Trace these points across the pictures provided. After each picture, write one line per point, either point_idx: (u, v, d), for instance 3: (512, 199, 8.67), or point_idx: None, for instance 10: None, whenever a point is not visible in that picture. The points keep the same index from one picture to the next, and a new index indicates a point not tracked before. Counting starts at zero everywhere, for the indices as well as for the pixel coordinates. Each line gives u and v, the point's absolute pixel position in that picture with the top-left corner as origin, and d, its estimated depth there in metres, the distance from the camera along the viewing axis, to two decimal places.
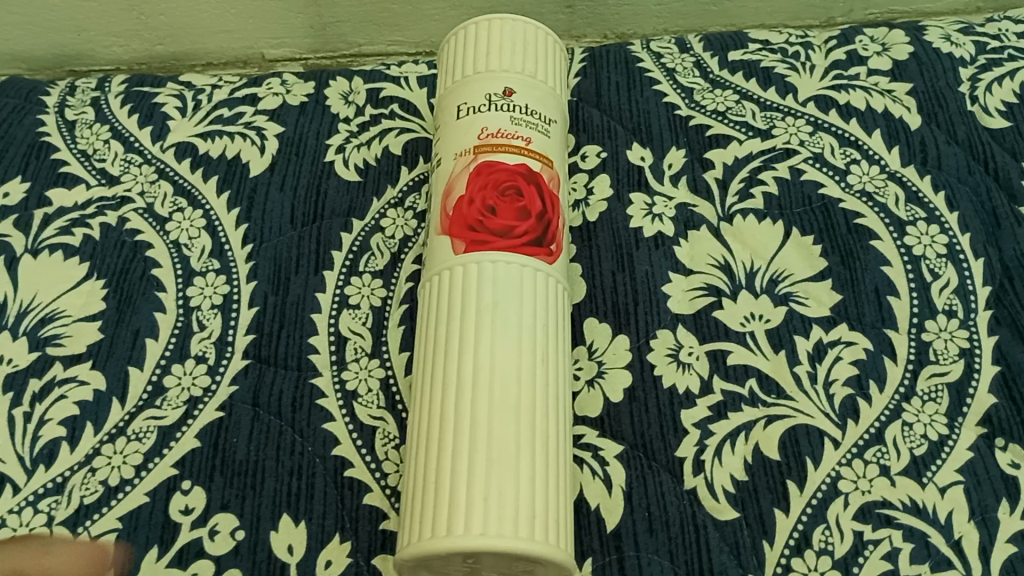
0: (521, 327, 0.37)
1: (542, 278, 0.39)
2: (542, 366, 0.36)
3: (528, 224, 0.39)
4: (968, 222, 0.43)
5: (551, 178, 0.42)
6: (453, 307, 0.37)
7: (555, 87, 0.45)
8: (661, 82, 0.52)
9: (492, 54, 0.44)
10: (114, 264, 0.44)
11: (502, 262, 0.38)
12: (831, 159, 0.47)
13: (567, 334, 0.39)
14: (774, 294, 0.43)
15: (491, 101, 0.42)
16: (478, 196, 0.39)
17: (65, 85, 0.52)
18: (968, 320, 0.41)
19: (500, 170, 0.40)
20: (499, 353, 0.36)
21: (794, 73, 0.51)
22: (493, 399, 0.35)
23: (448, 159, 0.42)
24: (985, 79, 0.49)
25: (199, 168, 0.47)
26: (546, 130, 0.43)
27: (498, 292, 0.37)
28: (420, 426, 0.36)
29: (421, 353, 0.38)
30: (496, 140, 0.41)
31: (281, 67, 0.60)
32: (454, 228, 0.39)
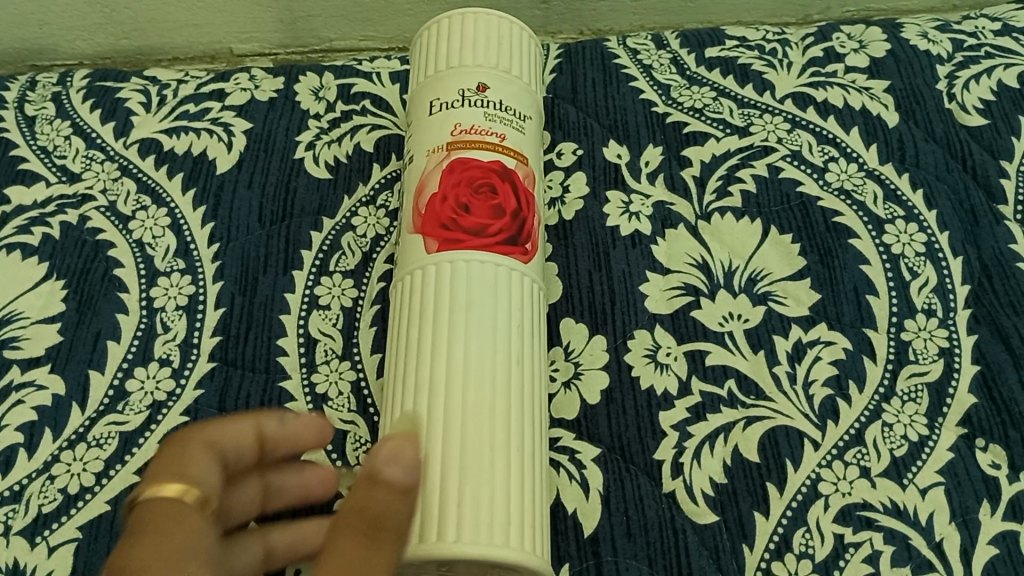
0: (496, 328, 0.36)
1: (517, 278, 0.38)
2: (518, 367, 0.36)
3: (503, 223, 0.38)
4: (947, 220, 0.43)
5: (526, 175, 0.41)
6: (425, 307, 0.36)
7: (530, 83, 0.44)
8: (638, 78, 0.51)
9: (466, 48, 0.43)
10: (74, 264, 0.42)
11: (477, 262, 0.37)
12: (809, 157, 0.46)
13: (543, 335, 0.38)
14: (753, 293, 0.42)
15: (465, 96, 0.41)
16: (451, 194, 0.39)
17: (25, 79, 0.50)
18: (947, 319, 0.40)
19: (475, 167, 0.39)
20: (472, 355, 0.35)
21: (771, 70, 0.50)
22: (467, 402, 0.34)
23: (421, 156, 0.41)
24: (962, 76, 0.49)
25: (164, 165, 0.46)
26: (521, 127, 0.42)
27: (472, 292, 0.36)
28: (389, 432, 0.35)
29: (392, 354, 0.37)
30: (470, 136, 0.40)
31: (250, 62, 0.59)
32: (427, 226, 0.38)
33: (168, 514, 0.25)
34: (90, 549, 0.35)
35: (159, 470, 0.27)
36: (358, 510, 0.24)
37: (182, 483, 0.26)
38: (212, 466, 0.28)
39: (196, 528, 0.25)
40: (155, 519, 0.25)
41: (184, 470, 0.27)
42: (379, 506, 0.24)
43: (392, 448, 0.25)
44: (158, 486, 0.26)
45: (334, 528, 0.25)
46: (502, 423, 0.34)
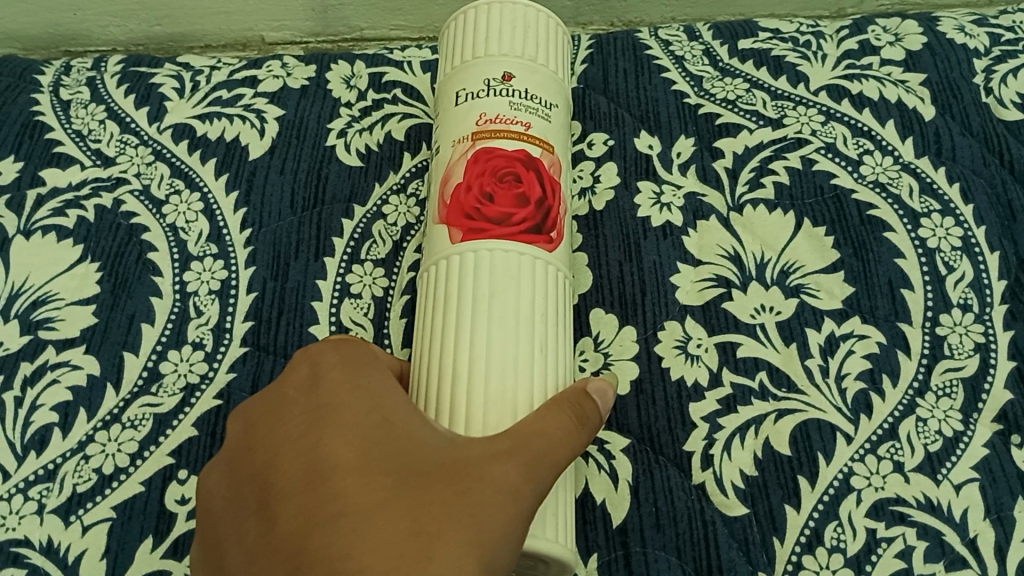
0: (519, 316, 0.35)
1: (541, 267, 0.37)
2: (542, 355, 0.35)
3: (527, 211, 0.38)
4: (983, 215, 0.42)
5: (551, 164, 0.40)
6: (450, 298, 0.36)
7: (558, 71, 0.44)
8: (670, 70, 0.51)
9: (491, 37, 0.43)
10: (109, 247, 0.43)
11: (500, 252, 0.37)
12: (843, 150, 0.46)
13: (569, 325, 0.38)
14: (785, 286, 0.42)
15: (490, 86, 0.41)
16: (475, 183, 0.38)
17: (60, 64, 0.51)
18: (983, 314, 0.40)
19: (499, 156, 0.39)
20: (495, 344, 0.35)
21: (805, 63, 0.50)
22: (489, 392, 0.34)
23: (446, 146, 0.41)
24: (1000, 71, 0.48)
25: (197, 150, 0.46)
26: (547, 115, 0.41)
27: (496, 281, 0.36)
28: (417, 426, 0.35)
29: (419, 343, 0.37)
30: (495, 126, 0.40)
31: (281, 50, 0.59)
32: (453, 216, 0.38)
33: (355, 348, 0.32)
34: (123, 529, 0.35)
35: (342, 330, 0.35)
36: (568, 396, 0.31)
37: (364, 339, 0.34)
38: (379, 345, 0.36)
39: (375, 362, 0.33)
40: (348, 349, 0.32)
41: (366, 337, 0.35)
42: (585, 408, 0.31)
43: (601, 382, 0.32)
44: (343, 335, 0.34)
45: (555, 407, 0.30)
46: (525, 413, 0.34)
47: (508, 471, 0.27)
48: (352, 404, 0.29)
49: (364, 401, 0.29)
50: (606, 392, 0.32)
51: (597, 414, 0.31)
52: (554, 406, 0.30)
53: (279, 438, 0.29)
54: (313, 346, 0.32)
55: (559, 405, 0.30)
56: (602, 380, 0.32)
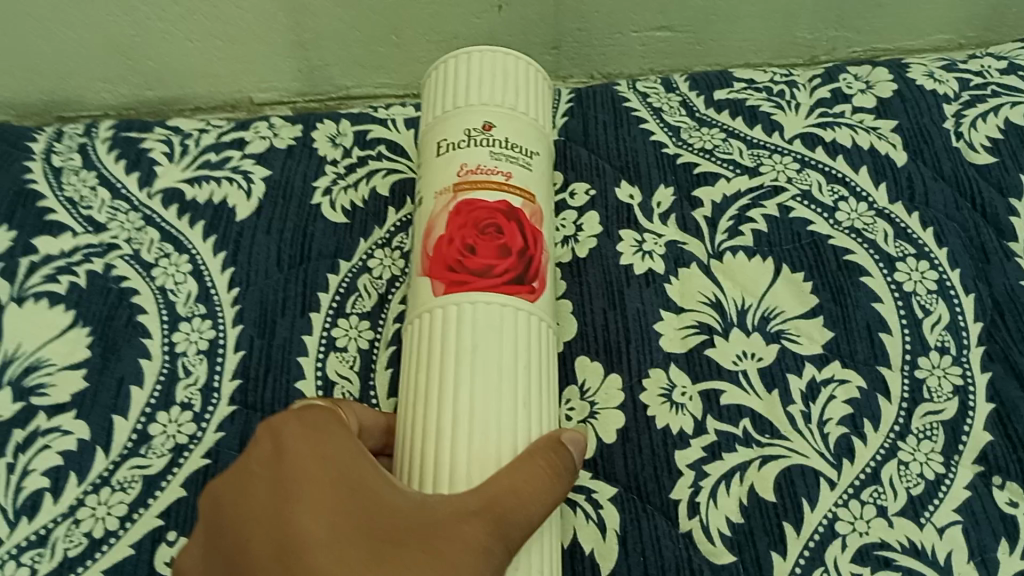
0: (501, 368, 0.36)
1: (524, 317, 0.38)
2: (525, 406, 0.36)
3: (509, 263, 0.38)
4: (958, 258, 0.43)
5: (533, 213, 0.41)
6: (433, 351, 0.37)
7: (539, 119, 0.44)
8: (649, 120, 0.52)
9: (472, 86, 0.43)
10: (99, 310, 0.43)
11: (484, 304, 0.37)
12: (819, 196, 0.47)
13: (551, 370, 0.39)
14: (766, 331, 0.42)
15: (471, 136, 0.41)
16: (458, 236, 0.39)
17: (52, 131, 0.52)
18: (961, 356, 0.41)
19: (480, 207, 0.39)
20: (478, 397, 0.35)
21: (779, 111, 0.51)
22: (473, 445, 0.34)
23: (428, 198, 0.41)
24: (970, 115, 0.48)
25: (187, 214, 0.47)
26: (529, 164, 0.42)
27: (477, 335, 0.36)
28: (404, 467, 0.36)
29: (404, 394, 0.38)
30: (476, 176, 0.40)
31: (269, 110, 0.60)
32: (436, 269, 0.39)
33: (318, 412, 0.33)
34: None
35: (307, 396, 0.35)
36: (539, 449, 0.32)
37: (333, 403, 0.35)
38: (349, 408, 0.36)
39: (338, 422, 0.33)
40: (311, 415, 0.32)
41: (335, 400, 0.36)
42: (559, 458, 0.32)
43: (575, 432, 0.33)
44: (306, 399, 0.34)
45: (528, 457, 0.31)
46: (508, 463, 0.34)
47: (477, 532, 0.28)
48: (318, 471, 0.30)
49: (330, 466, 0.30)
50: (581, 442, 0.33)
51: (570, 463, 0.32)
52: (525, 463, 0.31)
53: (248, 513, 0.30)
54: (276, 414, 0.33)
55: (532, 459, 0.31)
56: (579, 433, 0.33)
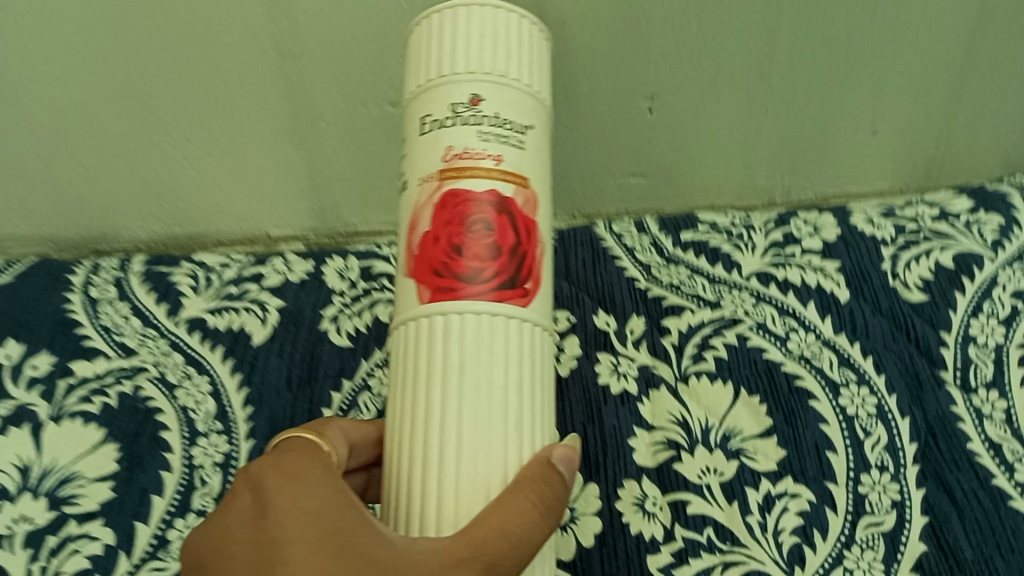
0: (490, 389, 0.36)
1: (515, 323, 0.37)
2: (516, 428, 0.36)
3: (497, 265, 0.37)
4: (894, 384, 0.49)
5: (524, 201, 0.39)
6: (420, 363, 0.37)
7: (534, 85, 0.42)
8: (623, 258, 0.58)
9: (460, 52, 0.41)
10: (128, 428, 0.48)
11: (471, 313, 0.37)
12: (772, 327, 0.52)
13: (546, 373, 0.39)
14: (727, 448, 0.47)
15: (457, 112, 0.40)
16: (444, 233, 0.38)
17: (90, 264, 0.57)
18: (898, 473, 0.45)
19: (467, 200, 0.38)
20: (466, 423, 0.36)
21: (737, 251, 0.57)
22: (461, 471, 0.35)
23: (414, 185, 0.40)
24: (904, 257, 0.55)
25: (208, 340, 0.52)
26: (520, 142, 0.40)
27: (466, 350, 0.36)
28: (392, 490, 0.37)
29: (396, 401, 0.38)
30: (462, 164, 0.39)
31: (284, 245, 0.67)
32: (421, 270, 0.38)
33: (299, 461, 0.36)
34: None
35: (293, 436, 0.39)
36: (528, 480, 0.35)
37: (319, 438, 0.39)
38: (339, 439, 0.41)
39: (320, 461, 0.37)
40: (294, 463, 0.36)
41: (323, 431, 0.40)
42: (548, 477, 0.35)
43: (565, 449, 0.36)
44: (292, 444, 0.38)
45: (519, 489, 0.34)
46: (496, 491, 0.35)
47: None
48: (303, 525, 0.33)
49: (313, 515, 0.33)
50: (571, 456, 0.37)
51: (557, 481, 0.35)
52: (512, 497, 0.34)
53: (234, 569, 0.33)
54: (258, 466, 0.36)
55: (519, 489, 0.34)
56: (566, 448, 0.37)
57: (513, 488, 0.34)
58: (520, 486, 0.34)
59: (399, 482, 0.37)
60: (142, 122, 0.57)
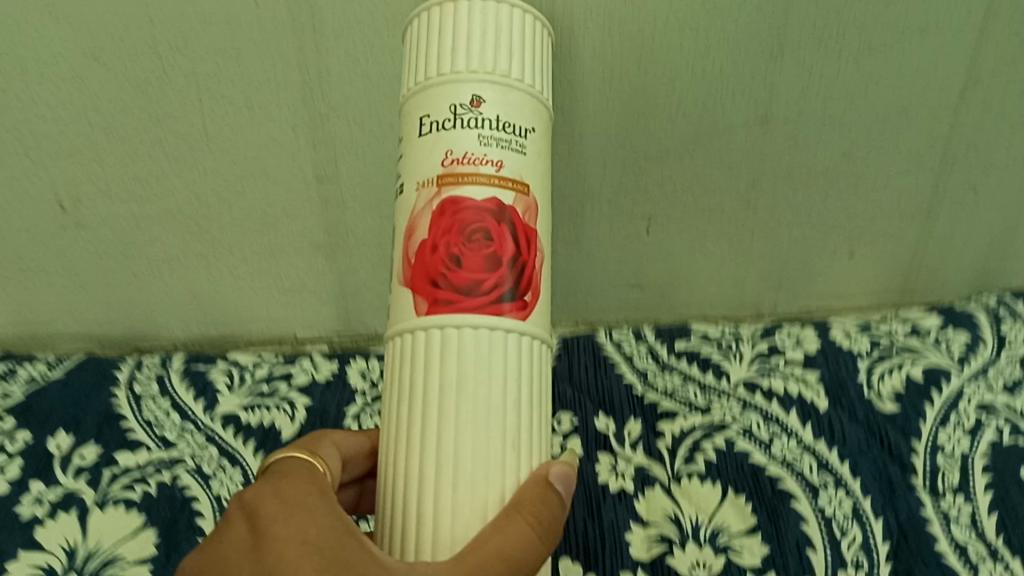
0: (486, 408, 0.36)
1: (513, 338, 0.37)
2: (513, 449, 0.36)
3: (496, 277, 0.37)
4: (869, 487, 0.53)
5: (526, 207, 0.38)
6: (416, 381, 0.37)
7: (537, 87, 0.41)
8: (622, 365, 0.63)
9: (461, 49, 0.40)
10: (166, 514, 0.53)
11: (468, 329, 0.36)
12: (758, 432, 0.57)
13: (542, 388, 0.39)
14: (715, 544, 0.52)
15: (456, 112, 0.39)
16: (441, 242, 0.37)
17: (133, 362, 0.63)
18: (873, 571, 0.50)
19: (467, 206, 0.37)
20: (461, 445, 0.36)
21: (726, 360, 0.63)
22: (456, 494, 0.35)
23: (411, 189, 0.39)
24: (878, 369, 0.60)
25: (241, 434, 0.57)
26: (522, 146, 0.39)
27: (463, 370, 0.36)
28: (385, 511, 0.38)
29: (392, 414, 0.38)
30: (462, 167, 0.38)
31: (310, 345, 0.73)
32: (417, 281, 0.38)
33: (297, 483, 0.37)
34: None
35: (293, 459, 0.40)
36: (525, 501, 0.35)
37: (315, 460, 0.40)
38: (334, 457, 0.42)
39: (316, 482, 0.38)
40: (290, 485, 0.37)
41: (317, 449, 0.42)
42: (547, 496, 0.36)
43: (563, 467, 0.37)
44: (293, 467, 0.39)
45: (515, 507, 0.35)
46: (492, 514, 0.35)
47: None
48: (300, 558, 0.33)
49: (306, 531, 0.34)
50: (570, 472, 0.38)
51: (558, 499, 0.36)
52: (510, 519, 0.34)
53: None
54: (256, 487, 0.37)
55: (517, 511, 0.35)
56: (565, 465, 0.37)
57: (509, 508, 0.35)
58: (518, 507, 0.35)
59: (393, 503, 0.37)
60: (194, 236, 0.64)
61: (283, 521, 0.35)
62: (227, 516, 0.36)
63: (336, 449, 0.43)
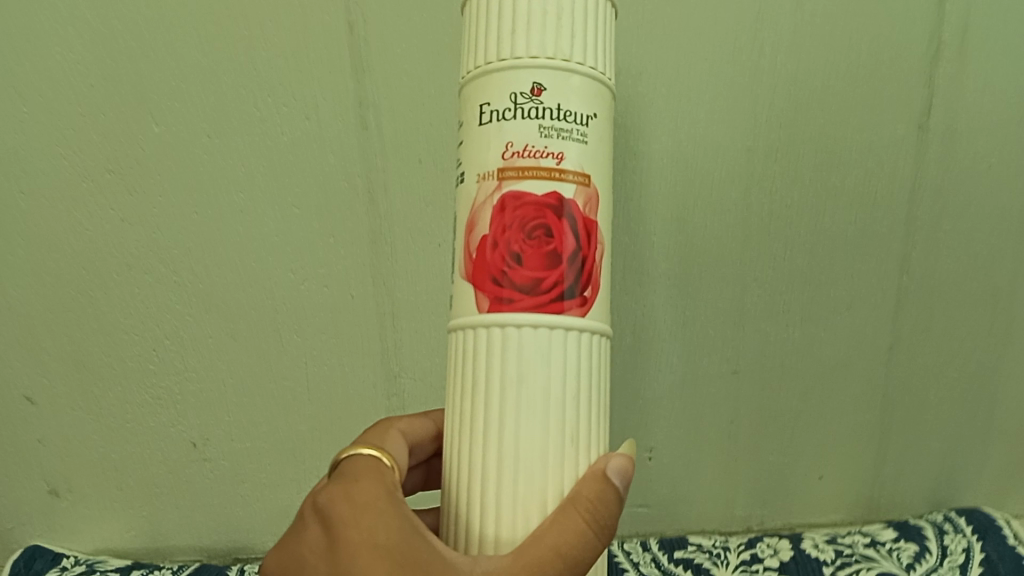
0: (545, 406, 0.44)
1: (573, 331, 0.44)
2: (571, 441, 0.44)
3: (555, 271, 0.44)
4: None
5: (583, 202, 0.45)
6: (483, 366, 0.45)
7: (598, 69, 0.47)
8: (630, 569, 0.77)
9: (521, 34, 0.45)
10: None
11: (530, 325, 0.44)
12: None
13: (598, 376, 0.46)
14: None
15: (518, 102, 0.45)
16: (502, 241, 0.44)
17: (237, 571, 0.80)
18: None
19: (529, 202, 0.44)
20: (521, 440, 0.44)
21: (715, 565, 0.77)
22: (519, 482, 0.44)
23: (475, 182, 0.46)
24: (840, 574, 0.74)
25: None
26: (581, 134, 0.45)
27: (524, 363, 0.44)
28: (455, 485, 0.46)
29: (463, 390, 0.46)
30: (522, 162, 0.44)
31: None
32: (482, 273, 0.45)
33: (362, 481, 0.46)
34: None
35: (359, 463, 0.49)
36: (582, 496, 0.43)
37: (377, 462, 0.49)
38: (399, 446, 0.55)
39: (375, 478, 0.46)
40: (355, 485, 0.46)
41: (387, 444, 0.54)
42: (603, 491, 0.43)
43: (620, 462, 0.44)
44: (358, 470, 0.48)
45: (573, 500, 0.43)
46: (550, 499, 0.44)
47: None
48: (372, 560, 0.41)
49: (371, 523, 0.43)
50: (627, 468, 0.44)
51: (612, 491, 0.43)
52: (566, 515, 0.42)
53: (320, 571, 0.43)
54: (331, 491, 0.46)
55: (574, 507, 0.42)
56: (621, 460, 0.44)
57: (568, 502, 0.43)
58: (575, 504, 0.43)
59: (464, 482, 0.46)
60: (294, 467, 0.81)
61: (357, 527, 0.43)
62: (311, 516, 0.46)
63: (402, 437, 0.57)
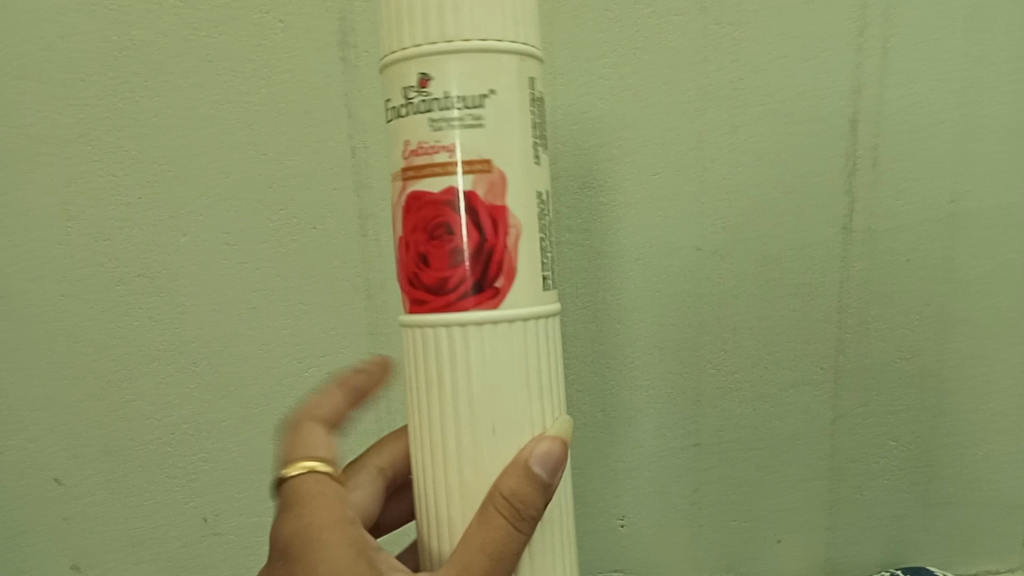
0: (463, 402, 0.51)
1: (485, 323, 0.50)
2: (489, 432, 0.51)
3: (457, 271, 0.50)
4: None
5: (481, 196, 0.50)
6: (416, 358, 0.52)
7: (488, 35, 0.49)
8: None
9: (404, 26, 0.50)
10: None
11: (441, 324, 0.51)
12: None
13: (523, 359, 0.51)
14: None
15: (411, 96, 0.50)
16: (413, 243, 0.51)
17: None
18: None
19: (429, 202, 0.50)
20: (448, 437, 0.52)
21: None
22: (454, 479, 0.52)
23: (395, 187, 0.53)
24: None
25: None
26: (472, 117, 0.49)
27: (439, 362, 0.51)
28: (416, 469, 0.55)
29: (409, 374, 0.54)
30: (419, 163, 0.50)
31: None
32: (404, 275, 0.52)
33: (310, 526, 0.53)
34: None
35: (304, 494, 0.55)
36: (498, 494, 0.49)
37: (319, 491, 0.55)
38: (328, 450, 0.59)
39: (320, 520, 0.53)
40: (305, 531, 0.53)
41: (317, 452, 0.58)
42: (522, 482, 0.49)
43: (544, 450, 0.50)
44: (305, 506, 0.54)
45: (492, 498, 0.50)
46: (483, 490, 0.51)
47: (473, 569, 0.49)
48: None
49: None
50: (550, 453, 0.50)
51: (531, 479, 0.49)
52: (486, 511, 0.49)
53: None
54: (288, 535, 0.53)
55: (493, 504, 0.49)
56: (545, 448, 0.50)
57: (490, 499, 0.50)
58: (493, 501, 0.49)
59: (419, 470, 0.54)
60: None
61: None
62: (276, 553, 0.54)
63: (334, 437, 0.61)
